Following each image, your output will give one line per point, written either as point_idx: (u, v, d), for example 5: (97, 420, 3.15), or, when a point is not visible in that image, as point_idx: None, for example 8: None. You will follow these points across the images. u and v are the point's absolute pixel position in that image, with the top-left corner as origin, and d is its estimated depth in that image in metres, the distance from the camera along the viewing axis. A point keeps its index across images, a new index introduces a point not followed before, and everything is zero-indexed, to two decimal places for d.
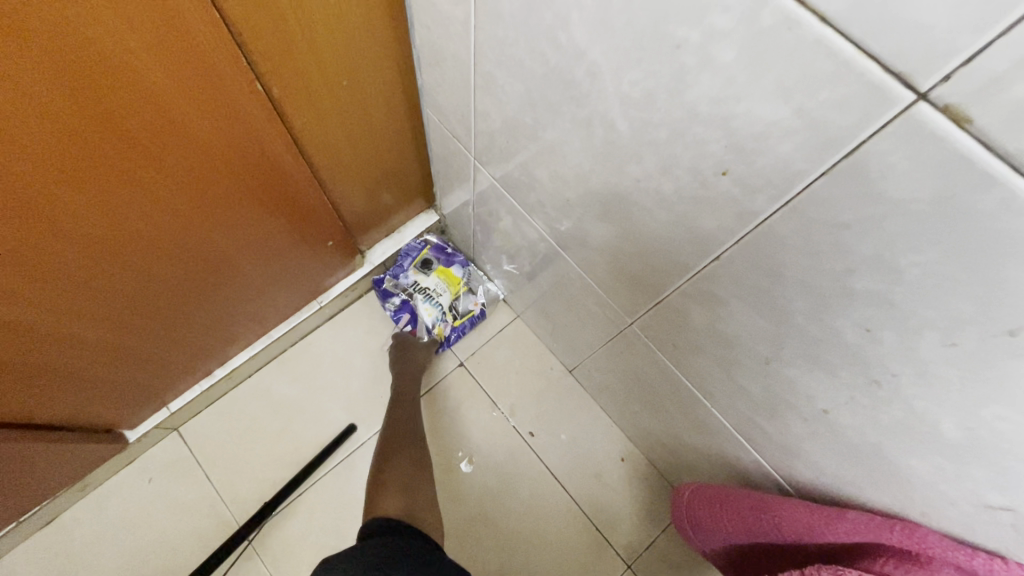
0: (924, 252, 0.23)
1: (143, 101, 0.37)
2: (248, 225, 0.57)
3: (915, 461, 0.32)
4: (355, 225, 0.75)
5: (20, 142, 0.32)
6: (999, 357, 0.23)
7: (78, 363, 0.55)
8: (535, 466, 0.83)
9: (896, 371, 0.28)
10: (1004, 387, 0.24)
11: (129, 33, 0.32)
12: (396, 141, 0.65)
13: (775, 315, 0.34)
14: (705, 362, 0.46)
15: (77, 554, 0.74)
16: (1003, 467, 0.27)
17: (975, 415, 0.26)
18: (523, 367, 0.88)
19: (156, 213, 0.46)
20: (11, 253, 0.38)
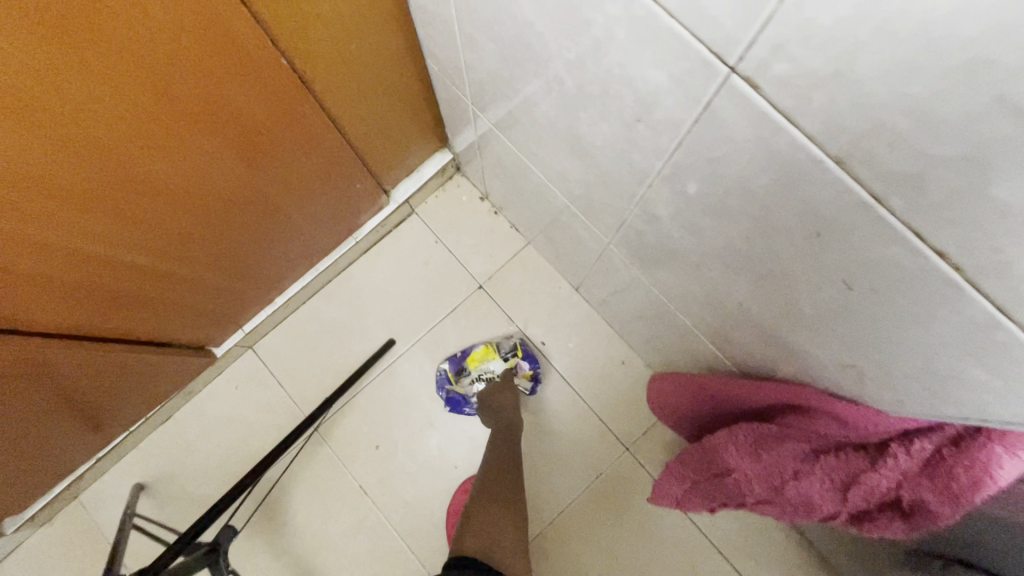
0: (762, 177, 0.31)
1: (199, 85, 0.46)
2: (288, 174, 0.68)
3: (798, 336, 0.42)
4: (377, 166, 0.85)
5: (117, 126, 0.43)
6: (817, 251, 0.32)
7: (169, 292, 0.70)
8: (547, 371, 0.97)
9: (770, 268, 0.37)
10: (825, 274, 0.33)
11: (185, 35, 0.41)
12: (405, 88, 0.73)
13: (695, 230, 0.43)
14: (664, 272, 0.56)
15: (189, 442, 0.95)
16: (843, 335, 0.36)
17: (817, 296, 0.35)
18: (535, 287, 0.99)
19: (215, 170, 0.57)
20: (117, 208, 0.50)
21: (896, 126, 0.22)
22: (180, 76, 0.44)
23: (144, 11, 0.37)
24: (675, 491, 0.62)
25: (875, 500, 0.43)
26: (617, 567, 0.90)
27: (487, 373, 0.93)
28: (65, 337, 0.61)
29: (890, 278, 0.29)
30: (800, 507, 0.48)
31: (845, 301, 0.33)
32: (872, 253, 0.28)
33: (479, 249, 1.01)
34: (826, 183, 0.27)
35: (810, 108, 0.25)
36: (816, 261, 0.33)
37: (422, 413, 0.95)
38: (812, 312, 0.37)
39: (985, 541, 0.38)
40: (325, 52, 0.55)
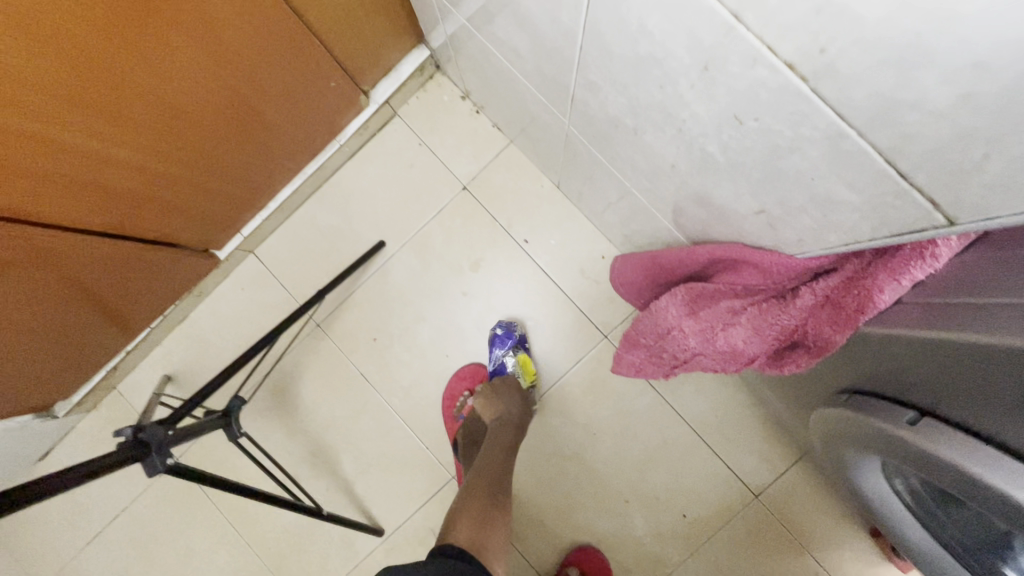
0: (654, 16, 0.33)
1: None
2: (263, 73, 0.69)
3: (719, 189, 0.44)
4: (352, 64, 0.85)
5: (79, 19, 0.44)
6: (710, 87, 0.34)
7: (168, 196, 0.74)
8: (531, 267, 1.01)
9: (683, 118, 0.40)
10: (721, 112, 0.35)
11: None
12: None
13: (623, 91, 0.44)
14: (613, 147, 0.58)
15: (206, 339, 1.04)
16: (749, 177, 0.39)
17: (721, 139, 0.38)
18: (517, 186, 1.02)
19: (187, 68, 0.58)
20: (98, 106, 0.53)
21: None
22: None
23: None
24: (635, 359, 0.67)
25: (789, 338, 0.47)
26: (595, 440, 1.00)
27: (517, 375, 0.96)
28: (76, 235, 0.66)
29: (763, 104, 0.31)
30: (728, 356, 0.53)
31: (741, 138, 0.36)
32: (745, 79, 0.30)
33: (462, 151, 1.03)
34: (697, 9, 0.29)
35: None
36: (711, 98, 0.35)
37: (414, 308, 1.02)
38: (722, 157, 0.40)
39: (866, 368, 0.42)
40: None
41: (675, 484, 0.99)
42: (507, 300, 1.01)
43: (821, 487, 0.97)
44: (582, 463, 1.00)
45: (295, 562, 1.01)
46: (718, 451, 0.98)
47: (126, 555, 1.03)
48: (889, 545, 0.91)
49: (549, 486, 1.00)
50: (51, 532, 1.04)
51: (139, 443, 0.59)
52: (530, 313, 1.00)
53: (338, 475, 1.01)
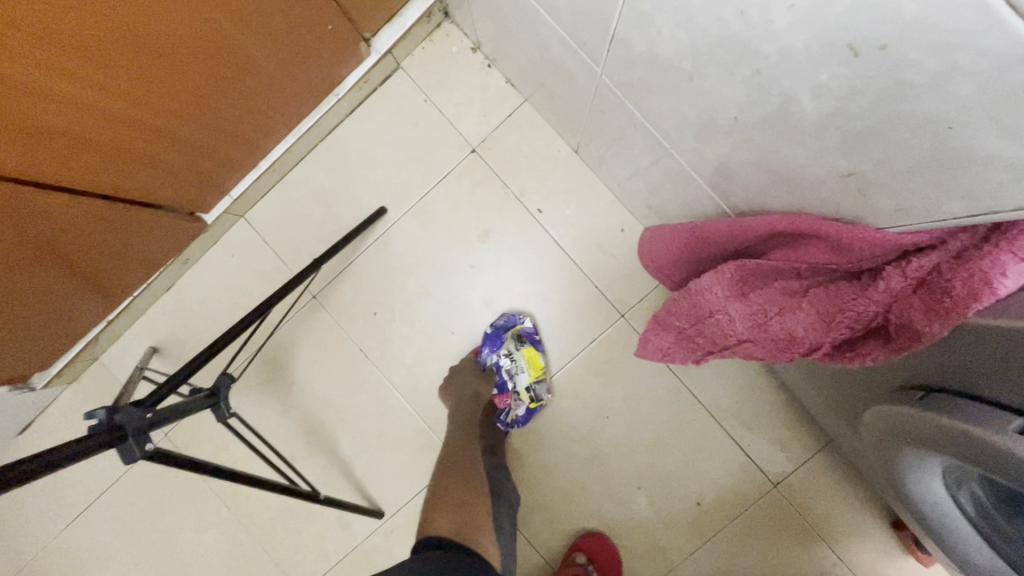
0: None
1: None
2: (257, 5, 0.59)
3: (796, 147, 0.37)
4: (352, 5, 0.74)
5: None
6: (823, 6, 0.26)
7: (153, 151, 0.66)
8: (544, 239, 0.93)
9: (767, 53, 0.32)
10: (829, 41, 0.27)
11: None
12: None
13: (687, 23, 0.36)
14: (656, 99, 0.50)
15: (194, 309, 0.98)
16: (846, 130, 0.32)
17: (819, 79, 0.30)
18: (531, 150, 0.93)
19: (169, 0, 0.49)
20: (66, 44, 0.44)
21: None
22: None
23: None
24: (663, 342, 0.61)
25: (866, 325, 0.40)
26: (607, 424, 0.94)
27: (518, 369, 0.91)
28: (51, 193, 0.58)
29: (904, 25, 0.23)
30: (782, 343, 0.46)
31: (850, 77, 0.28)
32: None
33: (472, 109, 0.94)
34: None
35: None
36: (819, 23, 0.27)
37: (417, 281, 0.95)
38: (812, 105, 0.32)
39: (955, 364, 0.36)
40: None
41: (690, 472, 0.94)
42: (516, 275, 0.94)
43: (844, 476, 0.92)
44: (593, 448, 0.94)
45: (290, 544, 0.97)
46: (737, 438, 0.93)
47: (113, 534, 0.98)
48: (913, 538, 0.87)
49: (557, 471, 0.95)
50: (34, 509, 0.99)
51: (115, 427, 0.53)
52: (542, 289, 0.94)
53: (335, 455, 0.95)
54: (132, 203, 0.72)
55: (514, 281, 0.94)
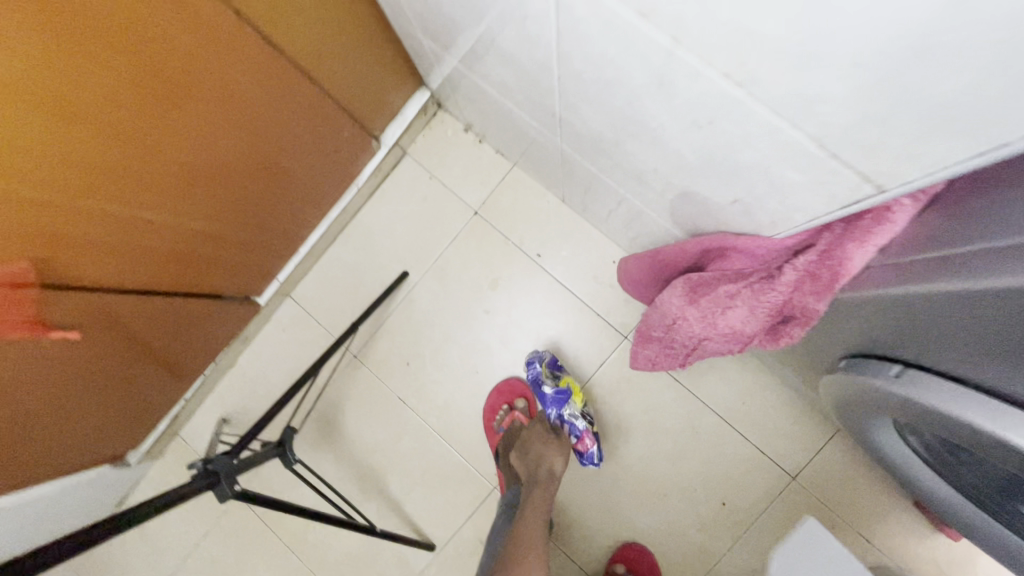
0: (610, 48, 0.39)
1: (187, 67, 0.54)
2: (280, 129, 0.75)
3: (697, 184, 0.49)
4: (361, 113, 0.93)
5: (133, 115, 0.53)
6: (667, 99, 0.39)
7: (217, 251, 0.83)
8: (547, 280, 1.06)
9: (653, 126, 0.45)
10: (680, 118, 0.40)
11: (159, 27, 0.49)
12: (364, 31, 0.78)
13: (601, 109, 0.50)
14: (602, 158, 0.63)
15: (254, 380, 1.13)
16: (717, 171, 0.44)
17: (687, 140, 0.43)
18: (525, 206, 1.08)
19: (223, 140, 0.67)
20: (155, 184, 0.62)
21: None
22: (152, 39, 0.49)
23: (121, 16, 0.45)
24: (650, 353, 0.72)
25: (783, 312, 0.52)
26: (627, 438, 1.03)
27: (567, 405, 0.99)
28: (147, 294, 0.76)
29: (711, 109, 0.36)
30: (730, 336, 0.57)
31: (702, 138, 0.41)
32: (691, 91, 0.36)
33: (470, 179, 1.10)
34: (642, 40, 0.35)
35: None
36: (670, 108, 0.40)
37: (441, 331, 1.08)
38: (692, 157, 0.45)
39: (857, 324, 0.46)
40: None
41: (711, 474, 1.00)
42: (527, 314, 1.06)
43: (860, 464, 0.97)
44: (618, 462, 1.03)
45: None
46: (750, 438, 1.00)
47: None
48: (934, 516, 0.91)
49: (587, 488, 1.03)
50: None
51: (210, 472, 0.66)
52: (551, 323, 1.05)
53: (387, 496, 1.06)
54: (203, 295, 0.89)
55: (526, 320, 1.06)
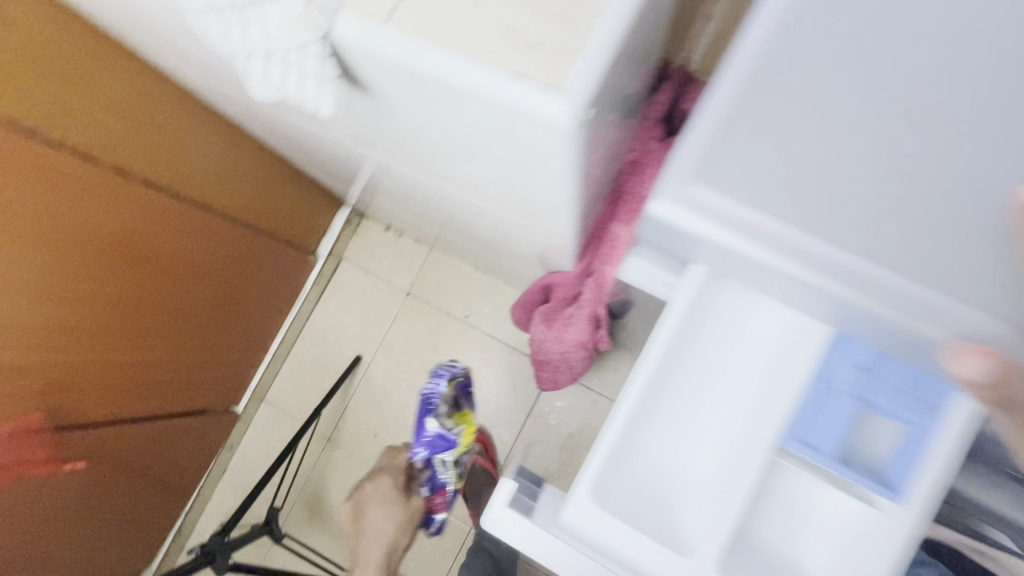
0: (414, 177, 0.60)
1: (148, 242, 0.75)
2: (229, 268, 0.94)
3: (515, 243, 0.69)
4: (293, 238, 1.14)
5: (109, 285, 0.72)
6: (457, 199, 0.60)
7: (197, 375, 1.01)
8: (478, 335, 1.24)
9: (467, 213, 0.65)
10: (471, 208, 0.61)
11: (120, 221, 0.70)
12: (288, 184, 1.00)
13: (439, 204, 0.71)
14: (467, 232, 0.83)
15: (245, 482, 1.26)
16: (514, 234, 0.64)
17: (486, 219, 0.63)
18: (448, 278, 1.27)
19: (186, 288, 0.86)
20: (135, 330, 0.80)
21: (403, 152, 0.50)
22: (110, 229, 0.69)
23: (91, 220, 0.66)
24: (549, 375, 0.89)
25: (597, 318, 0.71)
26: (575, 456, 1.17)
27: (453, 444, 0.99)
28: (145, 421, 0.92)
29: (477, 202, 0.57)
30: (577, 344, 0.76)
31: (489, 215, 0.61)
32: (463, 194, 0.57)
33: (399, 266, 1.30)
34: (421, 172, 0.56)
35: (388, 153, 0.54)
36: (466, 204, 0.61)
37: (400, 401, 1.24)
38: (498, 227, 0.65)
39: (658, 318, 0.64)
40: (204, 177, 0.81)
41: None
42: (468, 369, 1.23)
43: None
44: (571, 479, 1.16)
45: None
46: None
47: None
48: None
49: None
50: None
51: (205, 553, 0.80)
52: (489, 373, 1.22)
53: None
54: (188, 413, 1.06)
55: (467, 374, 1.23)
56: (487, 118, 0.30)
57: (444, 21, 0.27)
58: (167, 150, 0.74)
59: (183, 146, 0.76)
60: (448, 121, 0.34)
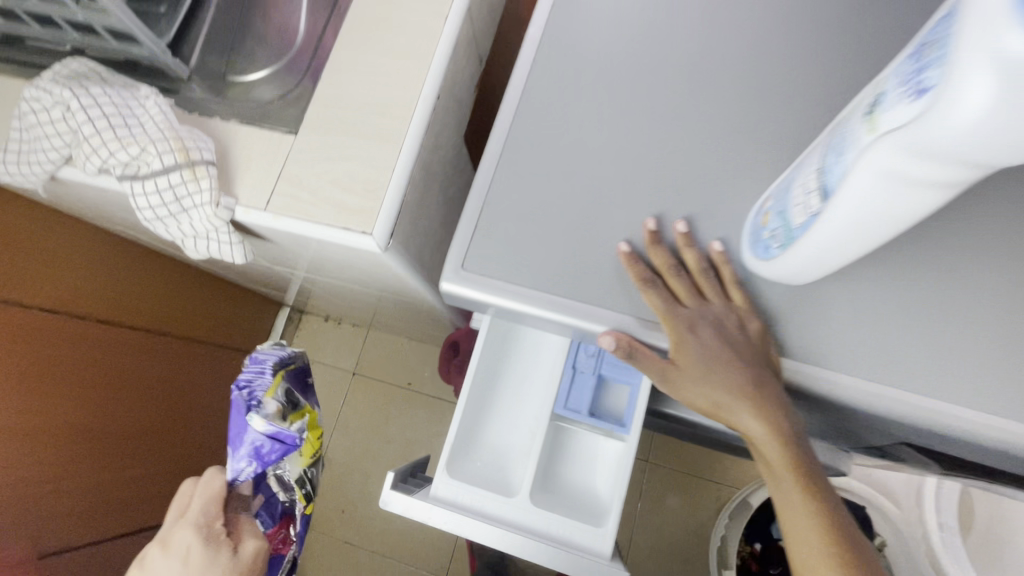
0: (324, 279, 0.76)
1: (108, 365, 0.87)
2: (176, 373, 1.04)
3: (419, 313, 0.86)
4: (240, 344, 1.26)
5: (85, 410, 0.83)
6: (361, 290, 0.77)
7: (173, 484, 1.08)
8: (423, 398, 1.37)
9: (375, 298, 0.82)
10: (373, 294, 0.78)
11: (81, 353, 0.82)
12: (222, 293, 1.15)
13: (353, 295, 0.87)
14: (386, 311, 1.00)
15: None
16: (413, 308, 0.81)
17: (389, 300, 0.80)
18: (388, 351, 1.42)
19: (147, 401, 0.97)
20: (112, 448, 0.89)
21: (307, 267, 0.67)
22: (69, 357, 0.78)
23: (60, 357, 0.78)
24: None
25: None
26: None
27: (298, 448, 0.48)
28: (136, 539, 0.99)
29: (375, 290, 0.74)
30: None
31: (389, 298, 0.78)
32: (363, 286, 0.74)
33: (342, 350, 1.43)
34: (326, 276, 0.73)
35: (298, 268, 0.70)
36: (369, 292, 0.78)
37: (361, 473, 1.34)
38: (401, 304, 0.82)
39: None
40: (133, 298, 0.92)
41: None
42: (419, 430, 1.35)
43: None
44: None
45: None
46: None
47: None
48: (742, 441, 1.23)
49: None
50: None
51: None
52: (439, 429, 1.35)
53: None
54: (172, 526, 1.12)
55: (419, 435, 1.35)
56: (341, 248, 0.48)
57: (304, 201, 0.46)
58: (107, 287, 0.88)
59: (121, 282, 0.90)
60: (322, 252, 0.52)
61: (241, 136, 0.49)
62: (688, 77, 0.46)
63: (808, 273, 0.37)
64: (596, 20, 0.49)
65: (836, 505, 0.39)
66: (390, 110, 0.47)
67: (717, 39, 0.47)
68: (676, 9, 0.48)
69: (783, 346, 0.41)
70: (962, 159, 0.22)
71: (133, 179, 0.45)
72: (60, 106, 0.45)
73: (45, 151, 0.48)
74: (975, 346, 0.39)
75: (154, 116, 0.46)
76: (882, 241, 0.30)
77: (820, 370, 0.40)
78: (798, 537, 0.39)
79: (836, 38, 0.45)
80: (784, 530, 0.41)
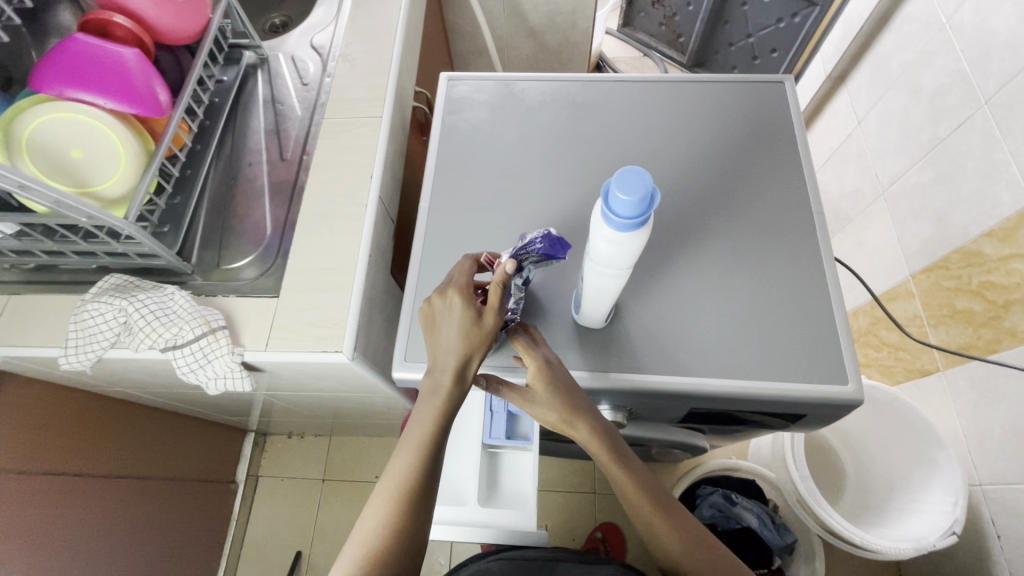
0: (301, 394, 0.96)
1: (77, 516, 0.98)
2: (145, 512, 1.15)
3: (383, 404, 1.06)
4: (210, 476, 1.37)
5: (53, 559, 0.94)
6: (332, 395, 0.96)
7: None
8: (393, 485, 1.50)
9: (346, 399, 1.02)
10: (342, 396, 0.97)
11: (56, 507, 0.94)
12: (194, 429, 1.30)
13: (326, 400, 1.06)
14: (352, 409, 1.18)
15: None
16: (378, 399, 1.01)
17: (358, 399, 1.00)
18: (352, 452, 1.55)
19: (112, 544, 1.07)
20: None
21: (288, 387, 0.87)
22: (34, 513, 0.90)
23: (35, 514, 0.90)
24: None
25: None
26: None
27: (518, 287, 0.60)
28: None
29: (342, 393, 0.94)
30: None
31: (357, 396, 0.98)
32: (333, 393, 0.94)
33: (309, 461, 1.55)
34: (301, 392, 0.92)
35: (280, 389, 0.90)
36: (338, 396, 0.98)
37: None
38: (366, 400, 1.02)
39: None
40: (119, 451, 1.08)
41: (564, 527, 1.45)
42: None
43: None
44: None
45: None
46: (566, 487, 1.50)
47: None
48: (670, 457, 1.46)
49: None
50: None
51: None
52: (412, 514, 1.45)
53: None
54: None
55: None
56: (321, 363, 0.71)
57: (290, 337, 0.69)
58: (89, 446, 1.02)
59: (102, 437, 1.04)
60: (306, 371, 0.74)
61: (240, 304, 0.72)
62: (519, 221, 0.79)
63: (598, 318, 0.66)
64: (460, 197, 0.81)
65: (648, 476, 0.65)
66: (340, 269, 0.73)
67: (530, 199, 0.80)
68: (508, 185, 0.82)
69: (605, 363, 0.68)
70: (612, 268, 0.53)
71: (173, 348, 0.67)
72: (116, 310, 0.67)
73: (98, 341, 0.68)
74: (702, 342, 0.69)
75: (183, 303, 0.69)
76: (610, 303, 0.60)
77: (628, 373, 0.68)
78: (637, 502, 0.64)
79: (594, 188, 0.80)
80: (629, 501, 0.65)
